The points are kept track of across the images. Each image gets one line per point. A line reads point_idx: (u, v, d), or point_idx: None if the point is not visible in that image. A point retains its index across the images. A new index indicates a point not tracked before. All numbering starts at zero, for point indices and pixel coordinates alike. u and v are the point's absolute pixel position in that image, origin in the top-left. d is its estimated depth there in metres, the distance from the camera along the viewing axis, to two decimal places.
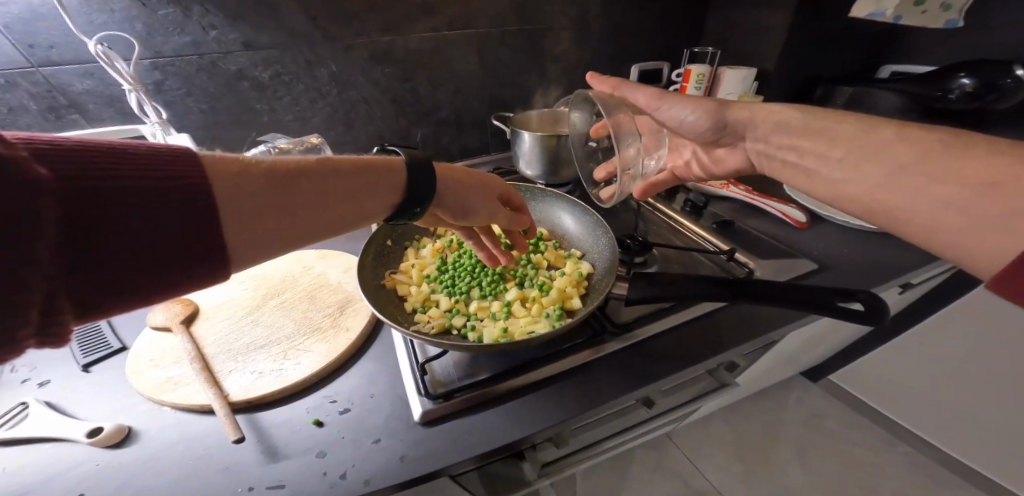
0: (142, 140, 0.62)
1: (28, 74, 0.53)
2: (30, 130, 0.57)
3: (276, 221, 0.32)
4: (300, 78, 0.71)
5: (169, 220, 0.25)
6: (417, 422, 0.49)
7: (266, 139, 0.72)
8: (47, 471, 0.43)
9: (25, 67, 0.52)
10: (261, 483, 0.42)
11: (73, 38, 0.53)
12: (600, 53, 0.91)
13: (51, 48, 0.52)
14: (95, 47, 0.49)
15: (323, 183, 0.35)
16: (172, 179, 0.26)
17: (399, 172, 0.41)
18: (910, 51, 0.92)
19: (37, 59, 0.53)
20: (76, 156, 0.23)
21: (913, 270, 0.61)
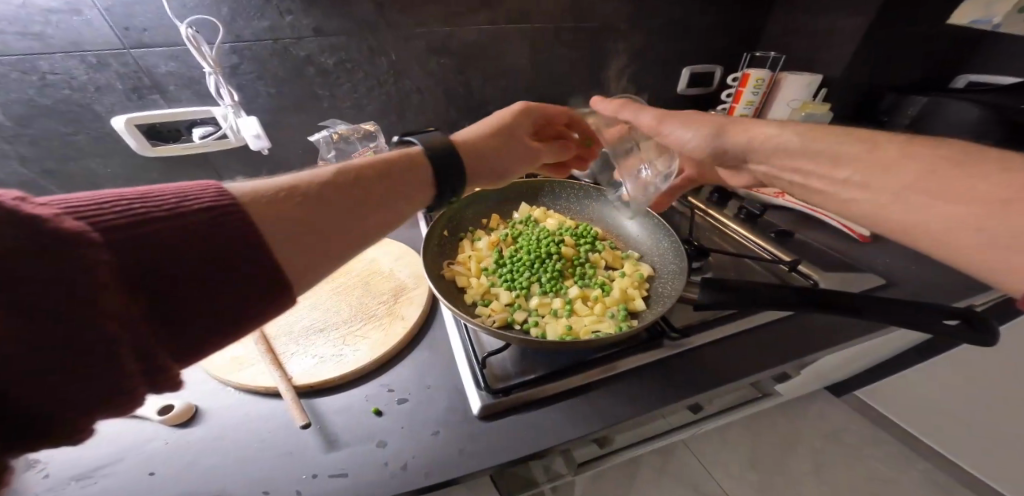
0: (211, 121, 0.64)
1: (119, 55, 0.55)
2: (113, 108, 0.59)
3: (326, 238, 0.32)
4: (361, 66, 0.71)
5: (225, 235, 0.25)
6: (476, 416, 0.49)
7: (327, 123, 0.74)
8: (121, 446, 0.44)
9: (117, 49, 0.55)
10: (324, 471, 0.43)
11: (167, 21, 0.55)
12: (656, 52, 0.89)
13: (144, 31, 0.55)
14: (185, 30, 0.53)
15: (357, 192, 0.35)
16: (216, 207, 0.26)
17: (419, 166, 0.41)
18: (989, 63, 0.88)
19: (129, 41, 0.55)
20: (122, 198, 0.24)
21: (987, 292, 0.59)
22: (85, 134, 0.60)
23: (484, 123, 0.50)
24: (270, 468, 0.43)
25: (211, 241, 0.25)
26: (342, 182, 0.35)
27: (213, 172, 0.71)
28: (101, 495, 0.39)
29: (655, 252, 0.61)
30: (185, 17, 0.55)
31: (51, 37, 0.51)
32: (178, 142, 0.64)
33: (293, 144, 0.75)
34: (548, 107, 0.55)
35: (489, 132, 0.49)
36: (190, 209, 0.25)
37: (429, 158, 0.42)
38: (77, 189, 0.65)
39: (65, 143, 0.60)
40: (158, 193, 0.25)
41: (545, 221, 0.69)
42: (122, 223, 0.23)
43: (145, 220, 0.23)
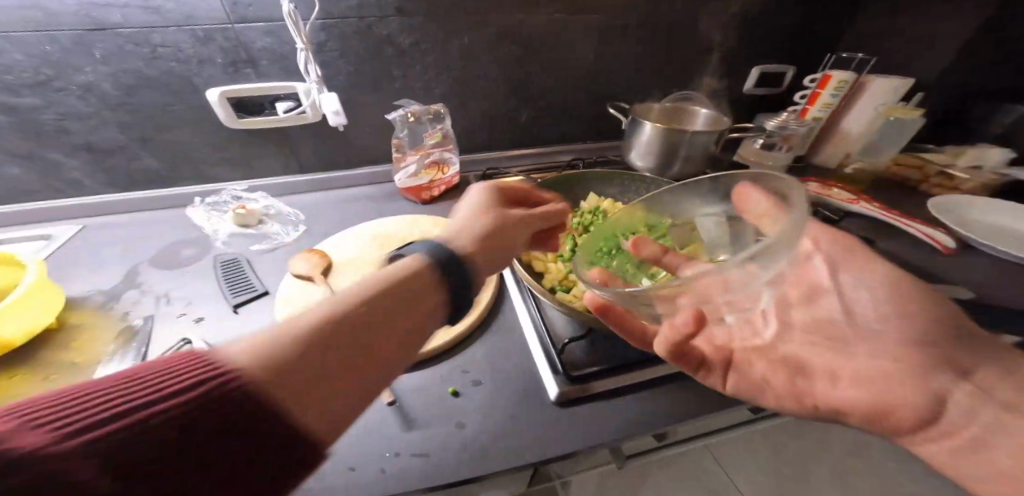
0: (294, 97, 0.66)
1: (223, 30, 0.57)
2: (209, 81, 0.61)
3: (333, 388, 0.26)
4: (436, 49, 0.72)
5: (200, 423, 0.21)
6: (552, 401, 0.49)
7: (401, 103, 0.74)
8: None
9: (223, 23, 0.57)
10: (407, 449, 0.43)
11: None
12: (727, 48, 0.87)
13: (250, 6, 0.56)
14: (288, 7, 0.54)
15: (360, 321, 0.30)
16: (195, 391, 0.22)
17: (427, 267, 0.35)
18: None
19: (235, 16, 0.57)
20: (69, 406, 0.20)
21: None
22: (179, 105, 0.62)
23: (460, 211, 0.45)
24: (354, 442, 0.44)
25: (190, 440, 0.21)
26: (340, 314, 0.29)
27: (289, 146, 0.73)
28: None
29: None
30: None
31: (167, 10, 0.54)
32: (261, 115, 0.65)
33: (364, 123, 0.76)
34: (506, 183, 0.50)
35: (476, 217, 0.43)
36: (162, 402, 0.21)
37: (432, 264, 0.35)
38: (164, 158, 0.67)
39: (161, 112, 0.62)
40: (103, 392, 0.21)
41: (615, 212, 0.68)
42: (82, 438, 0.19)
43: (108, 423, 0.20)
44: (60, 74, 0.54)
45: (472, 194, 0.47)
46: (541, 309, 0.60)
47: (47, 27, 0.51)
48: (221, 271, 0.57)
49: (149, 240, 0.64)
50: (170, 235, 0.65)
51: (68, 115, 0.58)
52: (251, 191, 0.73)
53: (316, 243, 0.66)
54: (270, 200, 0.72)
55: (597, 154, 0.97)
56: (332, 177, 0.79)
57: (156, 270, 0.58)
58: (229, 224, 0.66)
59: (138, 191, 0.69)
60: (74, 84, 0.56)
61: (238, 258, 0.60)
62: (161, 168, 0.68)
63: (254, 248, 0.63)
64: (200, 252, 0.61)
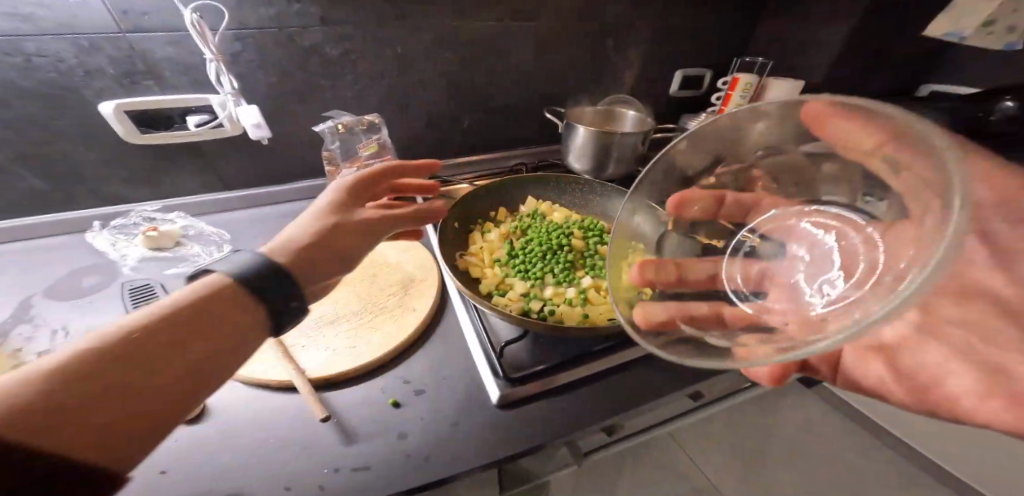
0: (208, 109, 0.63)
1: (114, 40, 0.54)
2: (102, 93, 0.57)
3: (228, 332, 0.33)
4: (365, 58, 0.71)
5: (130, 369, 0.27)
6: (495, 404, 0.49)
7: (329, 115, 0.73)
8: None
9: (114, 33, 0.53)
10: (345, 465, 0.42)
11: (170, 5, 0.54)
12: (651, 55, 0.93)
13: (144, 15, 0.53)
14: (191, 16, 0.52)
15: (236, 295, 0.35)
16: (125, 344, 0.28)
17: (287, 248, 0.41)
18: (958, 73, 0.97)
19: (126, 25, 0.53)
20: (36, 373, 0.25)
21: None
22: (67, 119, 0.57)
23: (303, 218, 0.45)
24: (286, 464, 0.42)
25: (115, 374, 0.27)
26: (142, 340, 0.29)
27: (208, 161, 0.69)
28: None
29: None
30: (189, 3, 0.55)
31: (43, 19, 0.49)
32: (169, 129, 0.62)
33: (294, 136, 0.74)
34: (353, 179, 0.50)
35: (320, 226, 0.43)
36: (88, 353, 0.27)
37: (230, 284, 0.35)
38: (55, 178, 0.61)
39: (45, 127, 0.56)
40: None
41: (552, 215, 0.71)
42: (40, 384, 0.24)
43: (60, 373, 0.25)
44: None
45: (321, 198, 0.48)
46: (482, 314, 0.60)
47: None
48: (129, 298, 0.52)
49: (42, 267, 0.57)
50: (67, 262, 0.59)
51: None
52: (167, 211, 0.69)
53: None
54: (189, 220, 0.68)
55: (541, 158, 0.99)
56: (262, 193, 0.75)
57: (53, 301, 0.52)
58: (139, 247, 0.61)
59: (27, 217, 0.62)
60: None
61: (152, 282, 0.56)
62: (52, 190, 0.61)
63: (169, 272, 0.59)
64: (106, 278, 0.56)
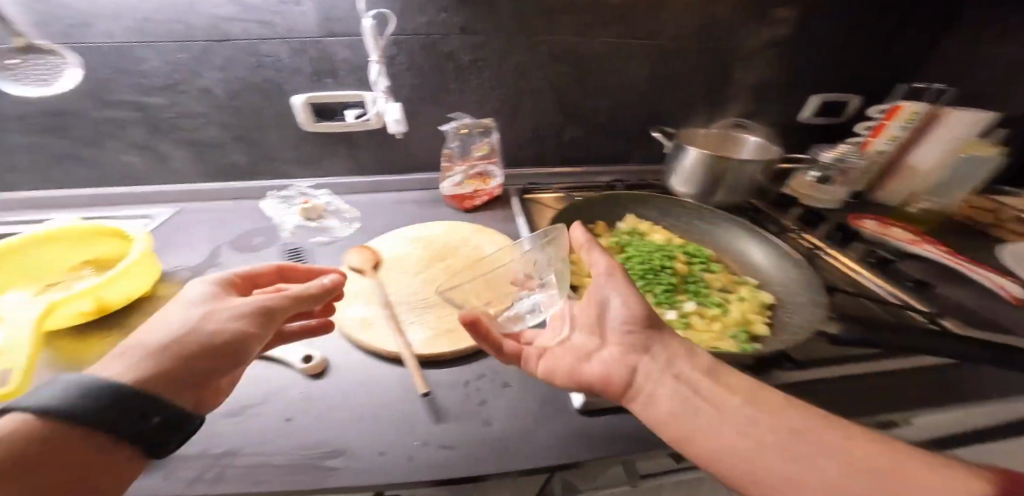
0: (360, 104, 0.74)
1: (314, 42, 0.66)
2: (297, 87, 0.70)
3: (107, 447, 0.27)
4: (493, 65, 0.77)
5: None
6: (575, 408, 0.50)
7: (452, 116, 0.81)
8: (267, 388, 0.48)
9: (315, 36, 0.66)
10: (434, 439, 0.45)
11: (354, 13, 0.65)
12: (780, 76, 0.86)
13: (339, 21, 0.65)
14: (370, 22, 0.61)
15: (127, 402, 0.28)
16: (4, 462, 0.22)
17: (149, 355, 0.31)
18: None
19: (324, 30, 0.66)
20: None
21: None
22: (268, 108, 0.71)
23: (206, 301, 0.38)
24: (382, 429, 0.46)
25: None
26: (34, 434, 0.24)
27: (350, 149, 0.80)
28: (251, 436, 0.43)
29: (790, 308, 0.56)
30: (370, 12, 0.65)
31: (276, 24, 0.63)
32: (333, 120, 0.74)
33: (422, 135, 0.83)
34: (258, 269, 0.47)
35: (228, 320, 0.36)
36: None
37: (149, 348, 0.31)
38: (247, 152, 0.76)
39: (254, 113, 0.71)
40: None
41: (651, 235, 0.70)
42: None
43: None
44: (189, 79, 0.65)
45: (196, 287, 0.40)
46: None
47: (185, 39, 0.62)
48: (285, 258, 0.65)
49: (225, 224, 0.71)
50: (244, 221, 0.73)
51: (180, 112, 0.68)
52: (316, 188, 0.81)
53: (366, 241, 0.72)
54: (332, 197, 0.79)
55: (639, 177, 0.96)
56: (385, 181, 0.85)
57: (235, 252, 0.65)
58: (295, 216, 0.73)
59: (218, 183, 0.78)
60: (196, 87, 0.66)
61: (302, 248, 0.68)
62: (243, 161, 0.77)
63: (314, 240, 0.71)
64: (269, 239, 0.69)
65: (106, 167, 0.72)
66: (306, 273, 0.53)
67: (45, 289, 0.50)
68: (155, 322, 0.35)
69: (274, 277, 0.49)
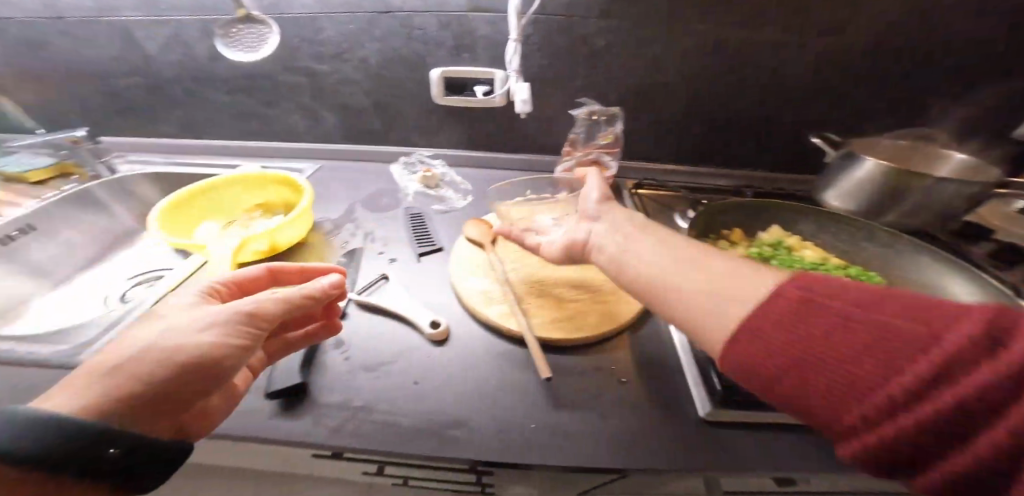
0: (489, 83, 0.73)
1: (460, 18, 0.68)
2: (436, 61, 0.72)
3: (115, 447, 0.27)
4: (630, 51, 0.72)
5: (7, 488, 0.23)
6: (699, 417, 0.45)
7: (581, 102, 0.78)
8: (399, 346, 0.49)
9: (463, 12, 0.67)
10: (548, 424, 0.43)
11: None
12: (981, 79, 0.71)
13: None
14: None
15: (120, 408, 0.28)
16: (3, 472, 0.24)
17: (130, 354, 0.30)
18: None
19: (471, 6, 0.67)
20: None
21: None
22: (407, 79, 0.75)
23: (180, 313, 0.35)
24: (496, 405, 0.45)
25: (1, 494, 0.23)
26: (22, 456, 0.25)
27: (471, 124, 0.81)
28: (386, 390, 0.44)
29: None
30: None
31: None
32: (463, 95, 0.74)
33: (549, 118, 0.81)
34: (246, 273, 0.44)
35: (199, 330, 0.33)
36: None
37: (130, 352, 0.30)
38: (381, 120, 0.80)
39: (393, 83, 0.75)
40: None
41: (800, 252, 0.61)
42: None
43: None
44: (350, 49, 0.71)
45: (177, 299, 0.38)
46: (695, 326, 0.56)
47: (353, 10, 0.67)
48: (409, 222, 0.67)
49: (355, 186, 0.76)
50: (372, 182, 0.77)
51: (334, 78, 0.74)
52: (434, 158, 0.84)
53: (479, 215, 0.72)
54: (446, 168, 0.82)
55: (778, 186, 0.85)
56: (497, 158, 0.85)
57: (368, 212, 0.69)
58: (416, 184, 0.77)
59: (351, 146, 0.83)
60: (355, 57, 0.71)
61: (423, 215, 0.70)
62: (375, 127, 0.81)
63: (433, 207, 0.73)
64: (394, 201, 0.73)
65: (265, 123, 0.80)
66: (300, 274, 0.48)
67: (231, 226, 0.58)
68: (126, 336, 0.33)
69: (265, 281, 0.46)
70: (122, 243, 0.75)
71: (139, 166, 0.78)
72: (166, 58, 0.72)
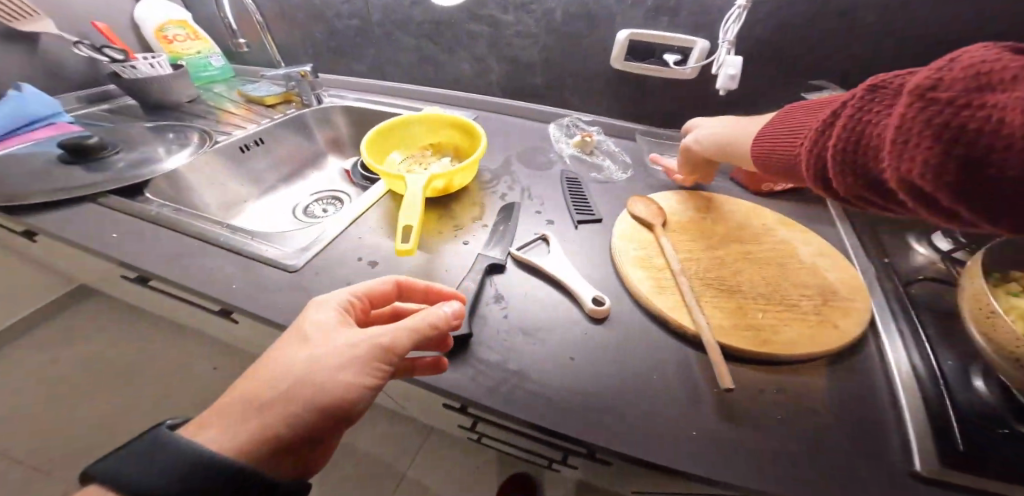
0: (683, 52, 0.64)
1: None
2: (628, 23, 0.65)
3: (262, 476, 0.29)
4: (895, 18, 0.55)
5: None
6: (911, 467, 0.33)
7: (817, 85, 0.63)
8: (552, 316, 0.46)
9: None
10: (702, 433, 0.36)
11: None
12: None
13: None
14: None
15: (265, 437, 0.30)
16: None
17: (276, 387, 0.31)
18: None
19: None
20: None
21: None
22: (589, 39, 0.69)
23: (318, 336, 0.35)
24: (642, 398, 0.39)
25: None
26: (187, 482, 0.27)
27: (645, 95, 0.73)
28: (536, 357, 0.42)
29: None
30: None
31: None
32: (645, 62, 0.67)
33: (747, 93, 0.67)
34: (377, 286, 0.42)
35: (337, 370, 0.32)
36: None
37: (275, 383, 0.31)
38: (550, 81, 0.77)
39: (574, 43, 0.70)
40: None
41: None
42: None
43: None
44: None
45: (317, 311, 0.37)
46: (918, 360, 0.41)
47: None
48: (569, 188, 0.63)
49: (513, 141, 0.75)
50: (530, 141, 0.75)
51: (519, 34, 0.72)
52: (592, 124, 0.78)
53: (642, 192, 0.65)
54: (603, 138, 0.76)
55: None
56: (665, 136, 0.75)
57: (525, 169, 0.68)
58: (570, 148, 0.73)
59: (513, 104, 0.82)
60: (543, 11, 0.68)
61: (583, 184, 0.65)
62: (541, 86, 0.78)
63: (591, 176, 0.68)
64: (551, 163, 0.70)
65: (443, 74, 0.83)
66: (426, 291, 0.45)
67: (412, 162, 0.62)
68: (277, 355, 0.34)
69: (392, 295, 0.43)
70: (313, 166, 0.87)
71: (337, 100, 0.87)
72: (372, 6, 0.78)
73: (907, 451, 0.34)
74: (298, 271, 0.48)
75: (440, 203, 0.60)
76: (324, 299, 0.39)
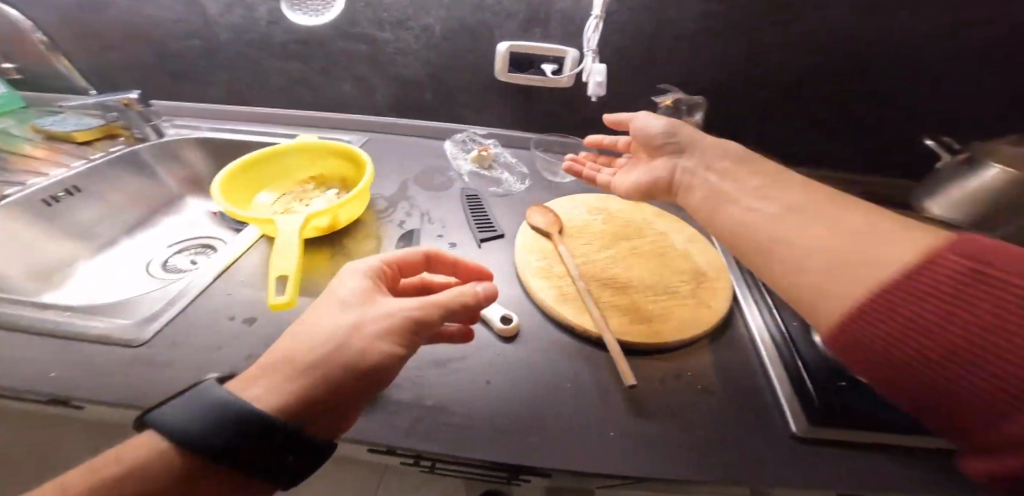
0: (559, 62, 0.68)
1: None
2: (505, 36, 0.67)
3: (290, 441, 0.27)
4: (720, 33, 0.65)
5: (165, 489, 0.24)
6: (790, 431, 0.39)
7: (663, 88, 0.72)
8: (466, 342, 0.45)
9: None
10: (621, 431, 0.38)
11: None
12: None
13: None
14: None
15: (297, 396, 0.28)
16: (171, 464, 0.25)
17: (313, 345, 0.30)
18: None
19: None
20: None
21: None
22: (471, 53, 0.69)
23: (355, 301, 0.33)
24: (562, 406, 0.40)
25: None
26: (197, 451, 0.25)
27: (532, 105, 0.76)
28: (453, 390, 0.40)
29: None
30: None
31: None
32: (528, 73, 0.69)
33: (620, 100, 0.75)
34: (407, 254, 0.41)
35: (377, 335, 0.31)
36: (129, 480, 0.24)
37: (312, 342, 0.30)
38: (438, 96, 0.75)
39: (457, 58, 0.70)
40: None
41: None
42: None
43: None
44: (415, 14, 0.65)
45: (348, 278, 0.35)
46: (781, 330, 0.49)
47: None
48: (468, 206, 0.63)
49: (407, 162, 0.72)
50: (425, 159, 0.73)
51: (396, 48, 0.69)
52: (488, 136, 0.79)
53: (541, 200, 0.67)
54: (500, 149, 0.78)
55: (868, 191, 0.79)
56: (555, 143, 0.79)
57: (422, 190, 0.66)
58: (468, 163, 0.72)
59: (404, 121, 0.79)
60: (419, 25, 0.66)
61: (482, 199, 0.65)
62: (430, 101, 0.76)
63: (490, 190, 0.68)
64: (449, 181, 0.69)
65: (319, 93, 0.76)
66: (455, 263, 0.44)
67: (286, 200, 0.56)
68: (312, 319, 0.32)
69: (422, 264, 0.42)
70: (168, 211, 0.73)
71: (186, 130, 0.75)
72: (220, 18, 0.68)
73: (785, 416, 0.40)
74: (149, 347, 0.40)
75: (327, 242, 0.55)
76: (358, 266, 0.37)
